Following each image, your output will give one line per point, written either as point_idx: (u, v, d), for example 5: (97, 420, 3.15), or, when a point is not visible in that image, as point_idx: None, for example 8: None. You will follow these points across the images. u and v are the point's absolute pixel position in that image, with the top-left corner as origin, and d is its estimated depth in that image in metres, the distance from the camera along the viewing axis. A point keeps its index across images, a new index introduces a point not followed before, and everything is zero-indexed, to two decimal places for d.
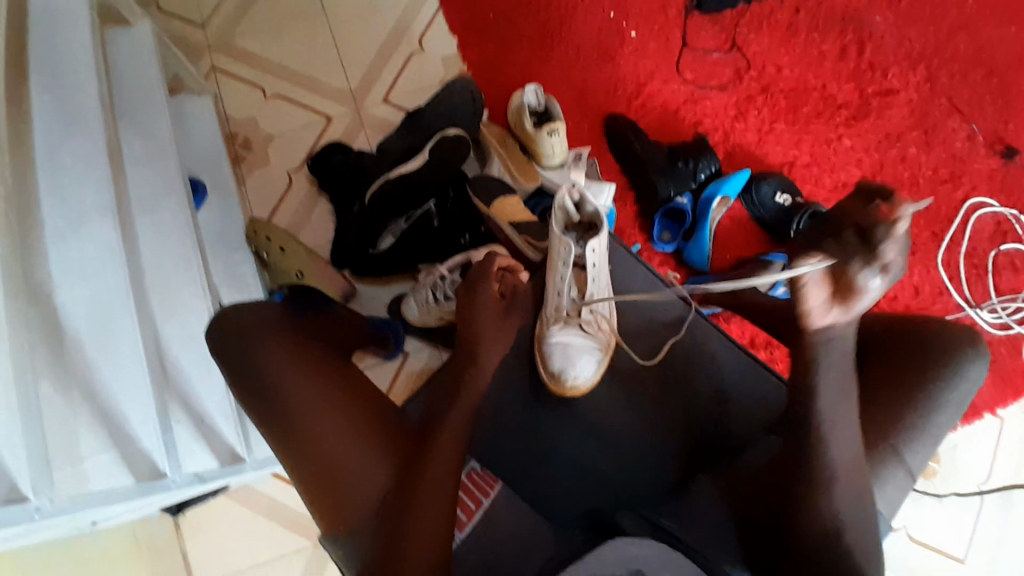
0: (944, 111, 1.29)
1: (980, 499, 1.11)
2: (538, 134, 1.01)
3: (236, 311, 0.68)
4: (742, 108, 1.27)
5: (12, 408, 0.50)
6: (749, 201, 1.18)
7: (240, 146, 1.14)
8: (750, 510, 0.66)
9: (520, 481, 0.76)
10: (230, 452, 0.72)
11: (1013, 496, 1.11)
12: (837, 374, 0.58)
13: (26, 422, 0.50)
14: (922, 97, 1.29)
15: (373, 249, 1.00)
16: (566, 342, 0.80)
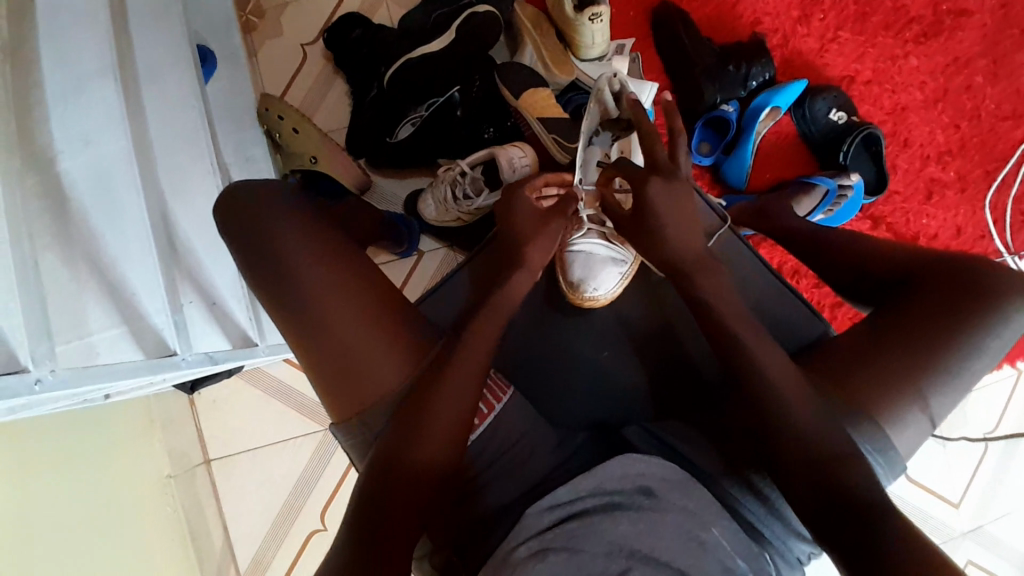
0: None
1: (982, 445, 1.11)
2: (578, 20, 0.90)
3: (244, 189, 0.64)
4: (807, 9, 1.13)
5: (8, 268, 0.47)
6: (799, 116, 1.09)
7: (251, 12, 1.04)
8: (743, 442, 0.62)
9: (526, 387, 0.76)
10: (242, 335, 0.74)
11: (1015, 445, 1.11)
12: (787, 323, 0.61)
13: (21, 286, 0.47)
14: (995, 25, 1.14)
15: (391, 138, 0.93)
16: (588, 251, 0.77)
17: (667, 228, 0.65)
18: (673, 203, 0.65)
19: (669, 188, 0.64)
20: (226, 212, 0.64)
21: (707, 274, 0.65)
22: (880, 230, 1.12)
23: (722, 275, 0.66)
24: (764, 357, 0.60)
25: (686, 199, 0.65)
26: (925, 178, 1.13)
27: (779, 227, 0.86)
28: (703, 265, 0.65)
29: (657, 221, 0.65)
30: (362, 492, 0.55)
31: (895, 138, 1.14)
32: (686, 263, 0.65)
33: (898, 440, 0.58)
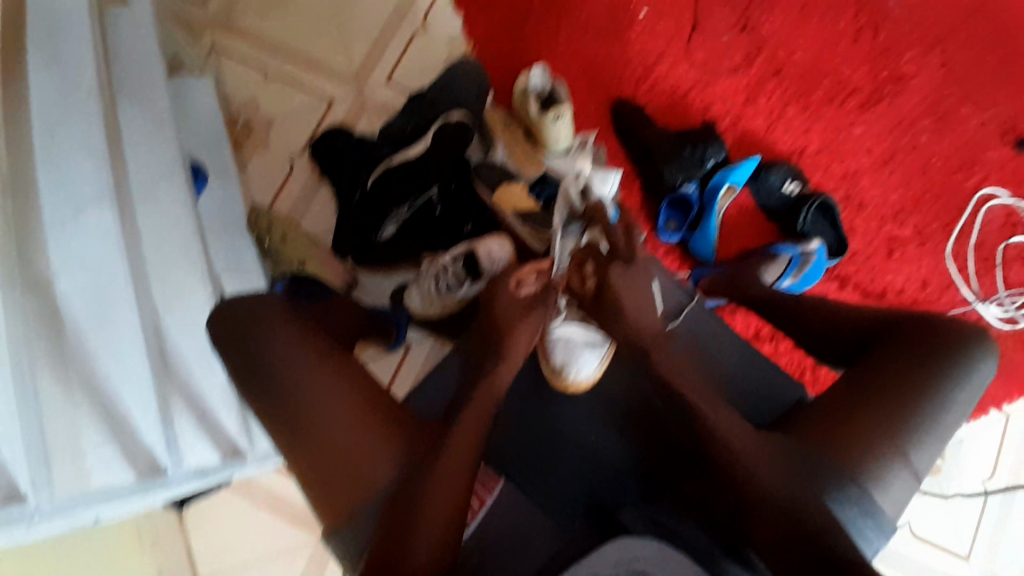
0: (962, 95, 1.25)
1: (983, 498, 1.11)
2: (543, 120, 0.99)
3: (236, 302, 0.68)
4: (752, 92, 1.24)
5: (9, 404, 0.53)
6: (755, 189, 1.17)
7: (241, 130, 1.13)
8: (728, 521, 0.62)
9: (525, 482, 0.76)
10: (230, 446, 0.72)
11: (1017, 493, 1.11)
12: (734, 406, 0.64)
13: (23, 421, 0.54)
14: (938, 83, 1.26)
15: (376, 236, 0.98)
16: (567, 336, 0.77)
17: (626, 311, 0.70)
18: (631, 288, 0.71)
19: (627, 275, 0.71)
20: (221, 321, 0.66)
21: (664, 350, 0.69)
22: (848, 290, 1.17)
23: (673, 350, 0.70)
24: (737, 430, 0.62)
25: (640, 284, 0.71)
26: (885, 237, 1.20)
27: (750, 295, 0.90)
28: (658, 342, 0.69)
29: (616, 303, 0.70)
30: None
31: (851, 202, 1.22)
32: (644, 342, 0.69)
33: (883, 500, 0.58)
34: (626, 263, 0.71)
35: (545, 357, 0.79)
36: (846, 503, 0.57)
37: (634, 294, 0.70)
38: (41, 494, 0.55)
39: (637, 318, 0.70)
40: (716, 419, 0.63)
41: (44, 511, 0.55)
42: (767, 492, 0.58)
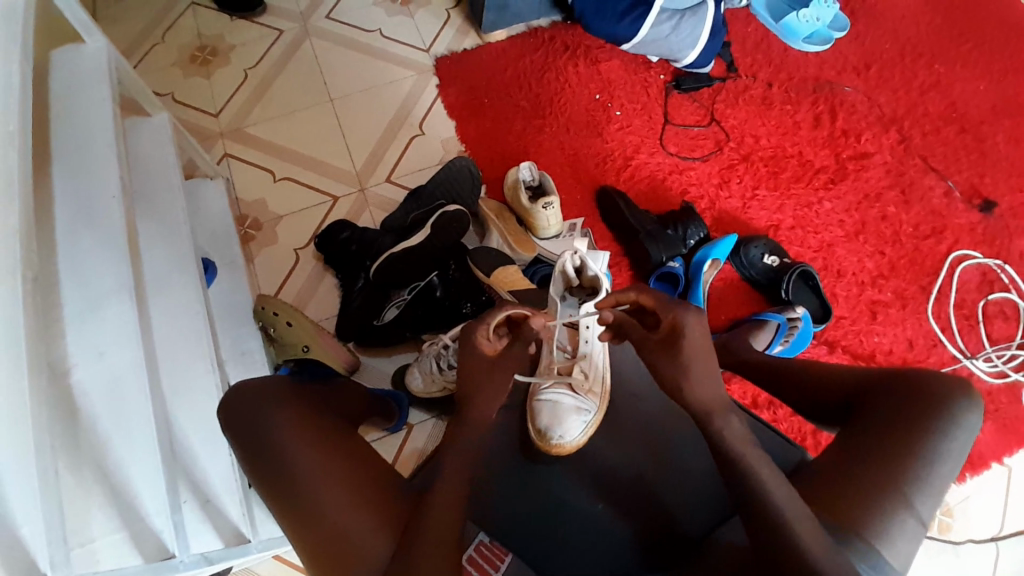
0: (920, 169, 1.37)
1: (994, 545, 1.09)
2: (534, 208, 1.08)
3: (242, 386, 0.69)
4: (725, 176, 1.34)
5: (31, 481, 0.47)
6: (738, 262, 1.23)
7: (250, 226, 1.20)
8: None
9: (539, 563, 0.74)
10: (234, 531, 0.70)
11: None
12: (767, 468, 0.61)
13: (46, 495, 0.47)
14: (896, 158, 1.37)
15: (377, 320, 1.03)
16: (556, 399, 0.81)
17: (689, 379, 0.65)
18: (703, 339, 0.66)
19: (701, 323, 0.66)
20: (225, 419, 0.67)
21: (726, 417, 0.64)
22: (838, 353, 1.20)
23: (738, 422, 0.65)
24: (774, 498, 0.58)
25: (702, 347, 0.65)
26: (866, 301, 1.25)
27: (745, 361, 0.92)
28: (722, 412, 0.65)
29: (685, 360, 0.65)
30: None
31: (830, 270, 1.28)
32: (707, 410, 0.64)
33: (890, 553, 0.59)
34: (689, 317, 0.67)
35: (534, 417, 0.81)
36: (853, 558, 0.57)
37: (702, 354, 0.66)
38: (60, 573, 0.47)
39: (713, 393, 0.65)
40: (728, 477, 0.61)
41: None
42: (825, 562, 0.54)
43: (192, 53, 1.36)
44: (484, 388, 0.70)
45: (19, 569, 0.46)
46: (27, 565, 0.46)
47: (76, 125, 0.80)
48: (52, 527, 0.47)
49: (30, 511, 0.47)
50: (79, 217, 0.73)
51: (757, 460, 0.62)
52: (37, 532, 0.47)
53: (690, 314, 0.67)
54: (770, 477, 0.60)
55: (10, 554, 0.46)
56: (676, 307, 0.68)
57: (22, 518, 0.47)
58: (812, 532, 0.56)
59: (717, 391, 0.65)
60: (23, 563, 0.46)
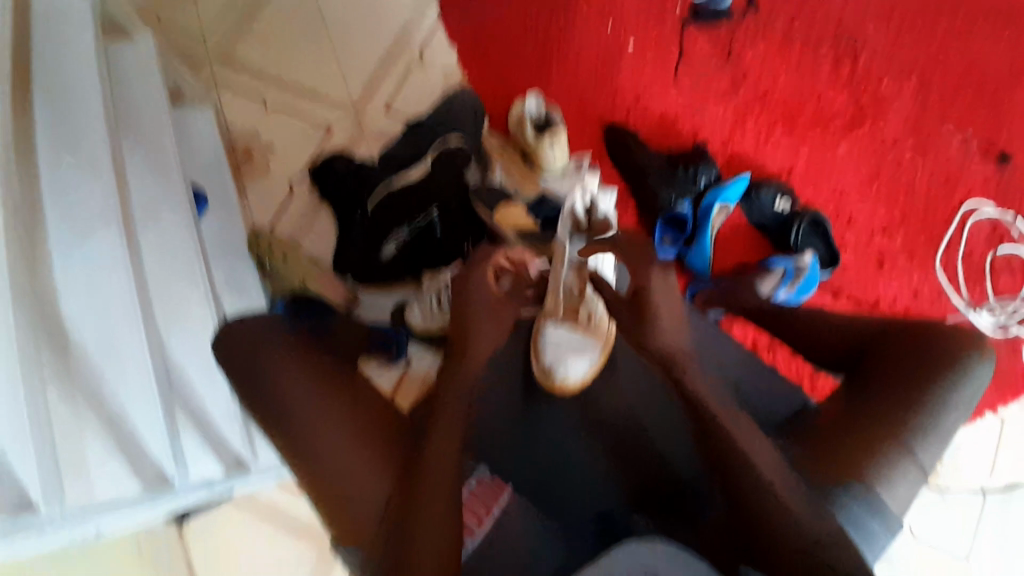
0: (940, 114, 1.30)
1: (981, 496, 1.12)
2: (540, 144, 1.03)
3: (240, 326, 0.67)
4: (740, 115, 1.28)
5: (18, 421, 0.53)
6: (748, 207, 1.19)
7: (241, 156, 1.15)
8: (711, 524, 0.60)
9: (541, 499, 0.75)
10: (234, 458, 0.71)
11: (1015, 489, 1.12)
12: (733, 417, 0.62)
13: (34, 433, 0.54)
14: (919, 103, 1.30)
15: (379, 257, 1.03)
16: (557, 341, 0.81)
17: (660, 323, 0.68)
18: (667, 299, 0.71)
19: (666, 286, 0.72)
20: (223, 355, 0.66)
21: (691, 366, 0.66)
22: (842, 300, 1.19)
23: (704, 371, 0.67)
24: (755, 446, 0.59)
25: (669, 305, 0.71)
26: (875, 249, 1.23)
27: (749, 308, 0.91)
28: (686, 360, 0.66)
29: (654, 315, 0.69)
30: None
31: (840, 217, 1.24)
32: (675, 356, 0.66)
33: (890, 499, 0.59)
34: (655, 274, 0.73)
35: (535, 358, 0.81)
36: (848, 507, 0.58)
37: (666, 312, 0.70)
38: (52, 502, 0.54)
39: (676, 338, 0.68)
40: (723, 425, 0.61)
41: (55, 518, 0.54)
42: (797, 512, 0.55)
43: None
44: (484, 324, 0.69)
45: (10, 504, 0.52)
46: (18, 499, 0.53)
47: (53, 41, 0.74)
48: (42, 463, 0.54)
49: (22, 450, 0.53)
50: (60, 141, 0.69)
51: (732, 418, 0.62)
52: (29, 467, 0.53)
53: (657, 282, 0.72)
54: (744, 436, 0.60)
55: (6, 489, 0.52)
56: (643, 270, 0.73)
57: (11, 456, 0.53)
58: (782, 478, 0.57)
59: (678, 337, 0.68)
60: (14, 496, 0.53)
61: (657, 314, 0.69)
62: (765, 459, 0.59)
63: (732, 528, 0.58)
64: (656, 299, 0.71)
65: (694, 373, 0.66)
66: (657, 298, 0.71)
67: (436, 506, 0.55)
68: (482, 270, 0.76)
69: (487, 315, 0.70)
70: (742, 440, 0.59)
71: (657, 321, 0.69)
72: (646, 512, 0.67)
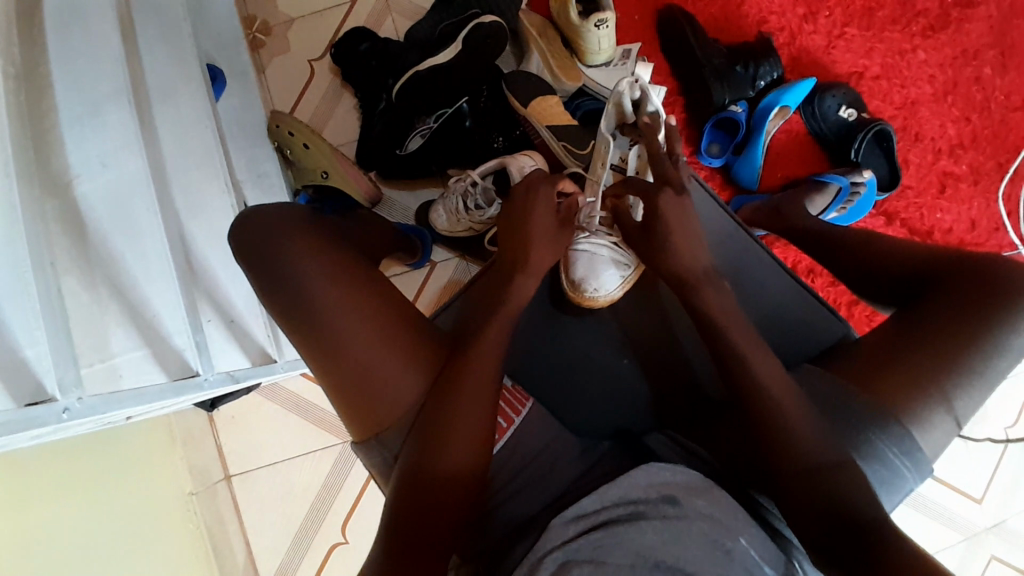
0: None
1: (1003, 444, 1.10)
2: (585, 26, 0.91)
3: (258, 217, 0.64)
4: (813, 5, 1.12)
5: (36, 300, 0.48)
6: (809, 113, 1.08)
7: (258, 30, 1.04)
8: (726, 447, 0.62)
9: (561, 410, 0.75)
10: (260, 352, 0.75)
11: None
12: (753, 342, 0.61)
13: (48, 314, 0.48)
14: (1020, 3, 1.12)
15: (400, 150, 0.95)
16: (593, 251, 0.76)
17: (671, 244, 0.64)
18: (682, 219, 0.64)
19: (680, 206, 0.64)
20: (240, 245, 0.63)
21: (713, 286, 0.64)
22: (894, 226, 1.11)
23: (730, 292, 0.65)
24: (768, 375, 0.59)
25: (682, 223, 0.64)
26: (939, 172, 1.12)
27: (797, 227, 0.86)
28: (711, 279, 0.64)
29: (666, 234, 0.64)
30: (391, 532, 0.54)
31: (907, 133, 1.12)
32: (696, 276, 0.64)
33: (923, 441, 0.57)
34: (680, 190, 0.64)
35: (566, 271, 0.77)
36: (871, 444, 0.56)
37: (683, 233, 0.64)
38: (70, 395, 0.47)
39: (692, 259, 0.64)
40: (745, 354, 0.60)
41: (76, 411, 0.47)
42: (809, 443, 0.55)
43: None
44: (539, 242, 0.66)
45: (27, 395, 0.46)
46: (34, 390, 0.47)
47: None
48: (57, 348, 0.48)
49: (35, 333, 0.48)
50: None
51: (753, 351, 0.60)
52: (44, 353, 0.48)
53: (667, 201, 0.64)
54: (758, 358, 0.60)
55: (17, 378, 0.46)
56: (655, 189, 0.64)
57: (25, 342, 0.48)
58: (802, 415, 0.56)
59: (695, 258, 0.65)
60: (30, 388, 0.47)
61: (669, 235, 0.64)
62: (791, 390, 0.58)
63: (747, 459, 0.59)
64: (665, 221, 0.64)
65: (714, 295, 0.64)
66: (666, 219, 0.64)
67: (464, 407, 0.57)
68: (543, 179, 0.69)
69: (545, 226, 0.66)
70: (751, 370, 0.59)
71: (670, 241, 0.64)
72: (671, 434, 0.67)
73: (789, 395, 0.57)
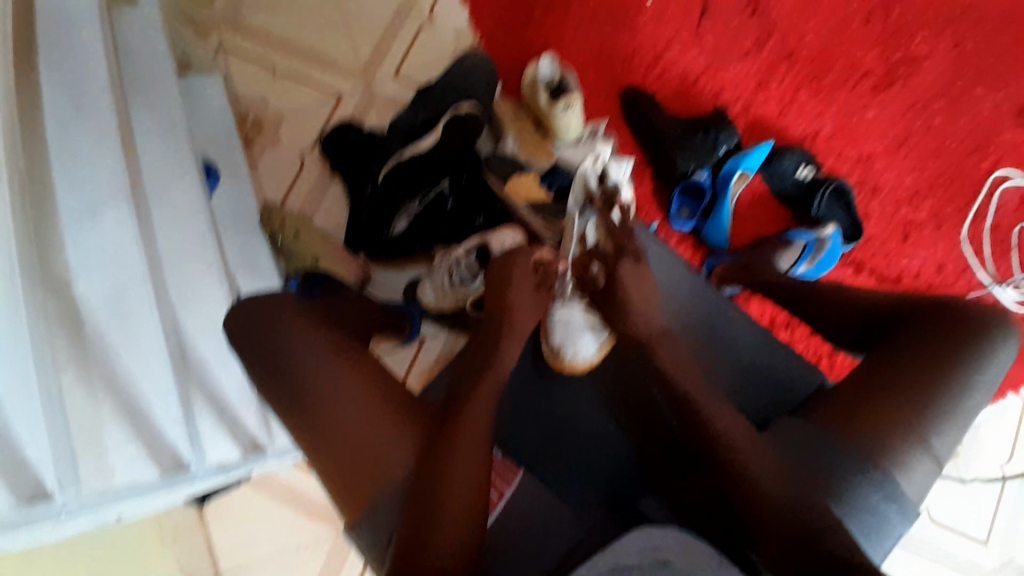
0: (973, 75, 1.22)
1: (1000, 482, 1.10)
2: (553, 109, 1.00)
3: (251, 304, 0.67)
4: (764, 77, 1.22)
5: None
6: (767, 175, 1.15)
7: (251, 127, 1.13)
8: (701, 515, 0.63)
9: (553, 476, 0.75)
10: (251, 440, 0.73)
11: None
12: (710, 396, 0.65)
13: None
14: (956, 62, 1.22)
15: (388, 231, 1.00)
16: (567, 318, 0.78)
17: (631, 309, 0.71)
18: (639, 286, 0.72)
19: (637, 275, 0.72)
20: (233, 331, 0.66)
21: (669, 344, 0.70)
22: (863, 276, 1.16)
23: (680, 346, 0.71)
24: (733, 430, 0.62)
25: (639, 289, 0.72)
26: (900, 221, 1.18)
27: (766, 282, 0.90)
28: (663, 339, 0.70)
29: (626, 300, 0.71)
30: None
31: (865, 186, 1.20)
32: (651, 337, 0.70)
33: (905, 484, 0.58)
34: (636, 259, 0.73)
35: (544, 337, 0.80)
36: (859, 491, 0.58)
37: (642, 298, 0.72)
38: (67, 491, 0.54)
39: (651, 322, 0.71)
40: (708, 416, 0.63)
41: (71, 508, 0.54)
42: (781, 499, 0.57)
43: None
44: (520, 307, 0.70)
45: (26, 494, 0.52)
46: (33, 487, 0.53)
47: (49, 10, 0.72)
48: (58, 447, 0.54)
49: None
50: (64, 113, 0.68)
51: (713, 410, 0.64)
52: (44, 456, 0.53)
53: (626, 269, 0.72)
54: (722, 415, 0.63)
55: (19, 479, 0.52)
56: (614, 259, 0.73)
57: (26, 442, 0.53)
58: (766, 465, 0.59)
59: (652, 321, 0.71)
60: (31, 486, 0.53)
61: (629, 302, 0.71)
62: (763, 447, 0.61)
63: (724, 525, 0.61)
64: (625, 288, 0.72)
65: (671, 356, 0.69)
66: (627, 286, 0.72)
67: (455, 480, 0.58)
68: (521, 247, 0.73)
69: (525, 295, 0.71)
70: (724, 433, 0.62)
71: (629, 307, 0.71)
72: (661, 497, 0.68)
73: (765, 450, 0.60)
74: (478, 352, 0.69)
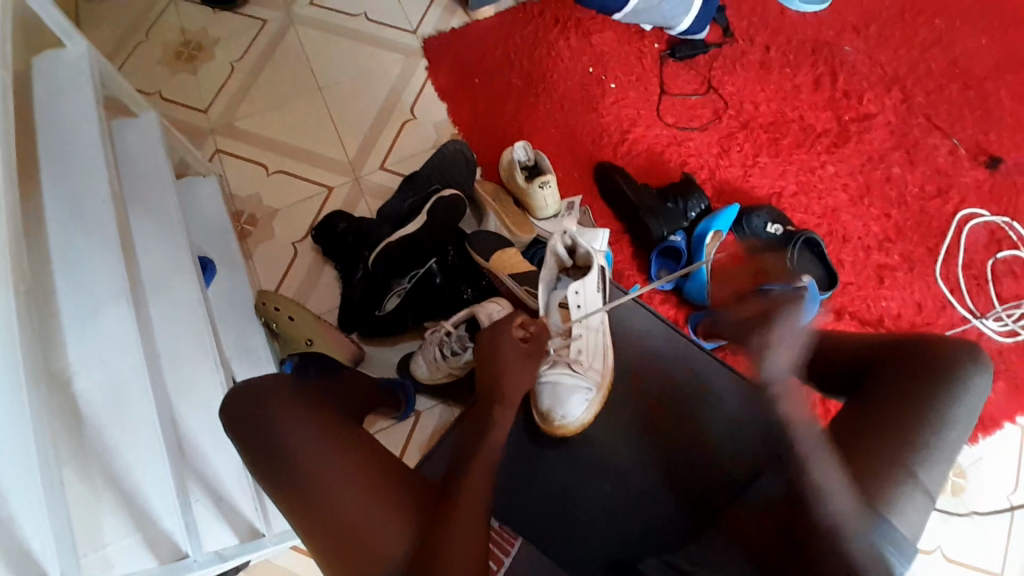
0: (918, 129, 1.32)
1: (1010, 513, 1.08)
2: (531, 188, 1.07)
3: (245, 390, 0.68)
4: (724, 145, 1.31)
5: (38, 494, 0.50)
6: (741, 233, 1.21)
7: (246, 222, 1.19)
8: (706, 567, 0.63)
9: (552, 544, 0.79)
10: (249, 527, 0.71)
11: None
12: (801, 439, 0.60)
13: (53, 505, 0.49)
14: (900, 118, 1.33)
15: (379, 310, 1.03)
16: (555, 380, 0.80)
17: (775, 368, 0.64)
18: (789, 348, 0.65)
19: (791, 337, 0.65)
20: (229, 418, 0.67)
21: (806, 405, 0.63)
22: (846, 320, 1.19)
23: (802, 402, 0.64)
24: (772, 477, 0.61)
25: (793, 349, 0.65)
26: (873, 265, 1.23)
27: None
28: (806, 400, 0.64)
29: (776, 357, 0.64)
30: None
31: (835, 236, 1.26)
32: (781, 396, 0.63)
33: (902, 524, 0.58)
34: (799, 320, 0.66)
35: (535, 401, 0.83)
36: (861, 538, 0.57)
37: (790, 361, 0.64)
38: None
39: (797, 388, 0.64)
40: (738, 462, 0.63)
41: None
42: None
43: (177, 49, 1.33)
44: (510, 368, 0.70)
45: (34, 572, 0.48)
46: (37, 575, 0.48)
47: (58, 131, 0.79)
48: (61, 533, 0.49)
49: (39, 525, 0.50)
50: (70, 221, 0.72)
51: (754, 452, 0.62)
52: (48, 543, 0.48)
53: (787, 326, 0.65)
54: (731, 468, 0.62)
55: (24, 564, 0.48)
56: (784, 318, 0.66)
57: (30, 533, 0.50)
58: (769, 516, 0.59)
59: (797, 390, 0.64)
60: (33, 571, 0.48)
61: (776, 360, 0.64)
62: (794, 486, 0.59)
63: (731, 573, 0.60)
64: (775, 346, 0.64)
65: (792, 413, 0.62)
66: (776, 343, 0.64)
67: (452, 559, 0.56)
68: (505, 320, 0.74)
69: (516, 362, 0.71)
70: None
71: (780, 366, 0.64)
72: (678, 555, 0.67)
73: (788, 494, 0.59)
74: (474, 422, 0.69)
